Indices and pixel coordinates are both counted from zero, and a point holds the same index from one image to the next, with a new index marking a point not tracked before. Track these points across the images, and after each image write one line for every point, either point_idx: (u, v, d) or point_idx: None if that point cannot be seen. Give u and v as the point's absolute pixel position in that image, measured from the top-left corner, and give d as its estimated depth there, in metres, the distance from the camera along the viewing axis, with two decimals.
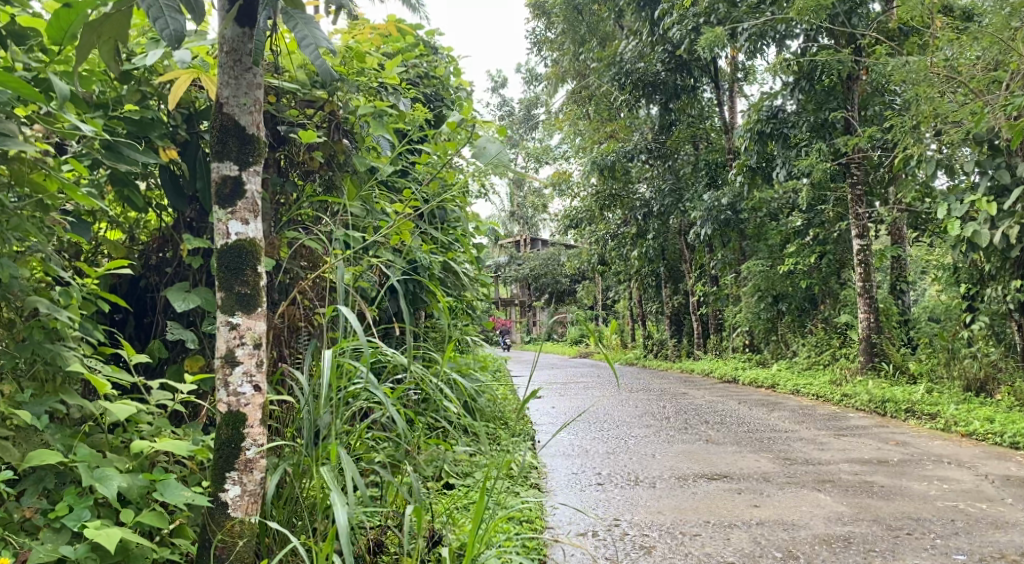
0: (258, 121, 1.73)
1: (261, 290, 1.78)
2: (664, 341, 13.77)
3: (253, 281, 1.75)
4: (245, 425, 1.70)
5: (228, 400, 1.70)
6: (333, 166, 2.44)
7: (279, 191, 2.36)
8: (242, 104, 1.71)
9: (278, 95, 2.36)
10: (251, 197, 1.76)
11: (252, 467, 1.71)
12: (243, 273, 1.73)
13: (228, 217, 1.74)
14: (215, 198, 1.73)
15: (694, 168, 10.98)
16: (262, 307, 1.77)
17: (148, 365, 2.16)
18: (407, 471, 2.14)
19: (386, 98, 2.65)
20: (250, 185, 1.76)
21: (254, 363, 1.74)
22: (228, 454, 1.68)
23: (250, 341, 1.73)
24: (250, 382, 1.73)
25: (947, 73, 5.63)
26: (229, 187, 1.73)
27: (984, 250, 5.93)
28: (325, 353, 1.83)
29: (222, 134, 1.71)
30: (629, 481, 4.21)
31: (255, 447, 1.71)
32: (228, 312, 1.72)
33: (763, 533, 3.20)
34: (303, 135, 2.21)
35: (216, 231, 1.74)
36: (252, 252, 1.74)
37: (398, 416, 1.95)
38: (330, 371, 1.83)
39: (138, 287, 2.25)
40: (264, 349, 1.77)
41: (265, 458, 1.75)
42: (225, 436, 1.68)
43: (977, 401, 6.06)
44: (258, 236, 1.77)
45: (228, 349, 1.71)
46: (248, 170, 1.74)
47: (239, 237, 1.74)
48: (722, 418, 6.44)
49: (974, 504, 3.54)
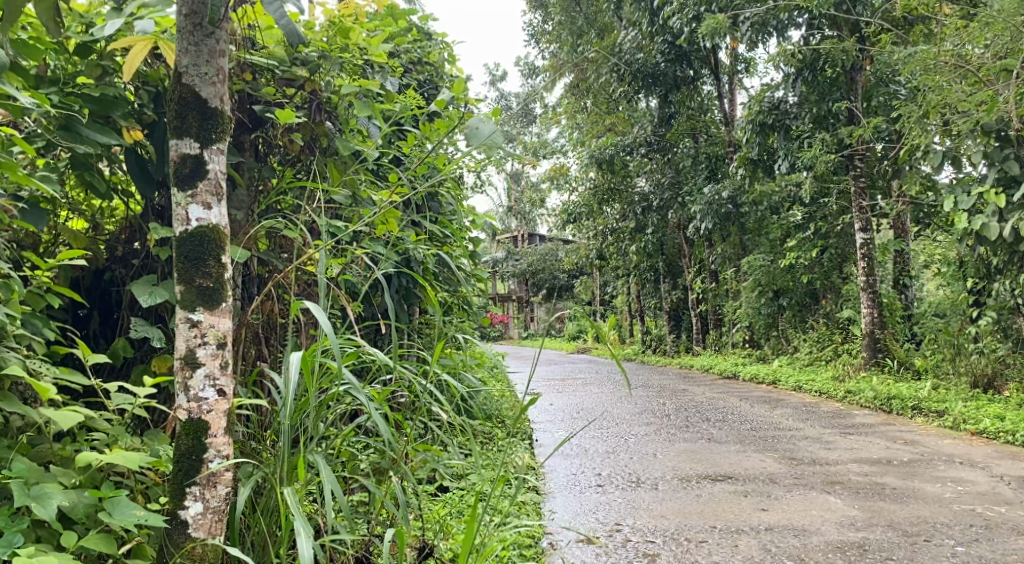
0: (221, 94, 1.59)
1: (226, 283, 1.62)
2: (663, 337, 13.62)
3: (216, 272, 1.60)
4: (208, 434, 1.55)
5: (189, 406, 1.55)
6: (315, 150, 2.28)
7: (256, 176, 2.19)
8: (203, 74, 1.57)
9: (253, 72, 2.19)
10: (214, 177, 1.62)
11: (215, 481, 1.56)
12: (204, 263, 1.58)
13: (189, 201, 1.59)
14: (174, 179, 1.59)
15: (694, 162, 10.81)
16: (227, 301, 1.62)
17: (112, 367, 1.98)
18: (394, 481, 1.97)
19: (372, 77, 2.47)
20: (213, 165, 1.62)
21: (218, 365, 1.58)
22: (188, 468, 1.53)
23: (213, 341, 1.58)
24: (213, 386, 1.57)
25: (955, 62, 5.44)
26: (188, 167, 1.59)
27: (993, 244, 5.78)
28: (292, 356, 1.66)
29: (180, 107, 1.57)
30: (629, 482, 4.06)
31: (219, 459, 1.56)
32: (188, 307, 1.56)
33: (772, 540, 3.05)
34: (280, 114, 2.04)
35: (175, 216, 1.59)
36: (216, 239, 1.60)
37: (380, 423, 1.78)
38: (296, 376, 1.65)
39: (103, 280, 2.09)
40: (228, 348, 1.61)
41: (231, 471, 1.60)
42: (184, 447, 1.53)
43: (985, 398, 5.91)
44: (223, 221, 1.63)
45: (189, 349, 1.56)
46: (210, 149, 1.60)
47: (201, 223, 1.59)
48: (724, 416, 6.29)
49: (993, 507, 3.39)
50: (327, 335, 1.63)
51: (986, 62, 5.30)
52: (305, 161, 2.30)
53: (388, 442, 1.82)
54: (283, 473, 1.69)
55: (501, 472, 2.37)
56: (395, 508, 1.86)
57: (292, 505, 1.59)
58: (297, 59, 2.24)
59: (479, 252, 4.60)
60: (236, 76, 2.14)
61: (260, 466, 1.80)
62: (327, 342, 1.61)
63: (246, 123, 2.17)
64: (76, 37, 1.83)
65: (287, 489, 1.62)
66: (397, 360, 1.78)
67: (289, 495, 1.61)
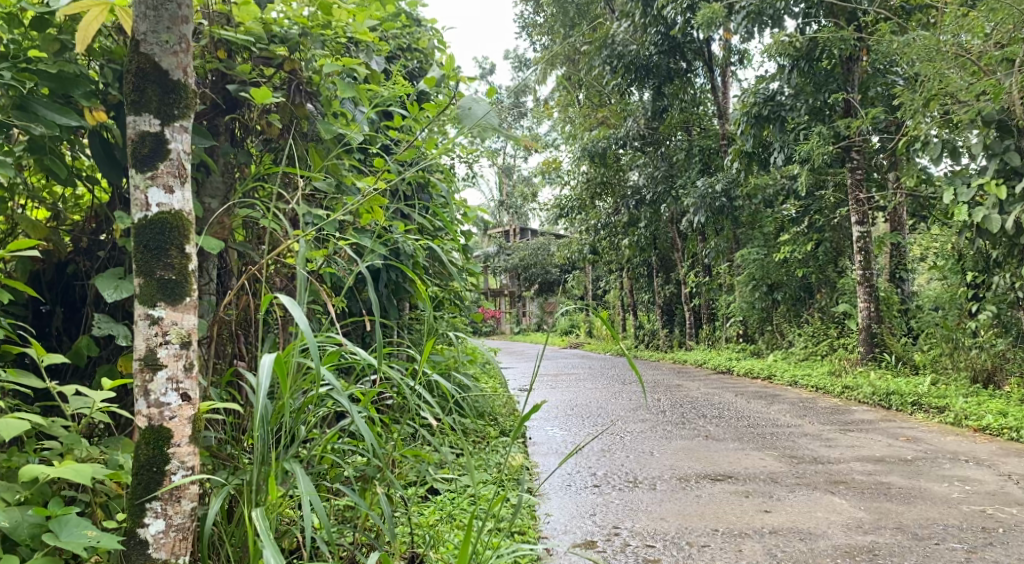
0: (184, 64, 1.50)
1: (190, 276, 1.51)
2: (656, 332, 13.51)
3: (179, 264, 1.49)
4: (170, 443, 1.44)
5: (148, 412, 1.43)
6: (295, 134, 2.14)
7: (232, 162, 2.06)
8: (163, 42, 1.48)
9: (230, 51, 2.04)
10: (176, 158, 1.51)
11: (180, 495, 1.46)
12: (166, 252, 1.47)
13: (148, 183, 1.49)
14: (132, 159, 1.48)
15: (687, 155, 10.67)
16: (193, 295, 1.50)
17: (76, 367, 1.84)
18: (378, 489, 1.84)
19: (356, 56, 2.31)
20: (175, 144, 1.51)
21: (181, 366, 1.47)
22: (148, 481, 1.41)
23: (175, 340, 1.46)
24: (176, 390, 1.46)
25: (955, 51, 5.30)
26: (148, 146, 1.48)
27: (993, 236, 5.67)
28: (264, 356, 1.52)
29: (139, 80, 1.47)
30: (627, 482, 3.93)
31: (182, 471, 1.45)
32: (147, 302, 1.45)
33: (778, 544, 2.92)
34: (256, 93, 1.90)
35: (134, 200, 1.48)
36: (181, 226, 1.50)
37: (364, 428, 1.64)
38: (268, 379, 1.51)
39: (66, 274, 1.94)
40: (194, 347, 1.50)
41: (196, 485, 1.49)
42: (144, 458, 1.41)
43: (986, 393, 5.80)
44: (187, 206, 1.52)
45: (148, 349, 1.44)
46: (172, 126, 1.50)
47: (161, 209, 1.48)
48: (720, 412, 6.17)
49: (1003, 508, 3.28)
50: (306, 333, 1.50)
51: (989, 50, 5.18)
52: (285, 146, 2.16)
53: (374, 448, 1.69)
54: (257, 486, 1.56)
55: (496, 487, 2.21)
56: (378, 518, 1.73)
57: (262, 525, 1.45)
58: (275, 36, 2.10)
59: (470, 246, 4.46)
60: (210, 53, 1.99)
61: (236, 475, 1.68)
62: (306, 340, 1.47)
63: (221, 104, 2.03)
64: (32, 8, 1.69)
65: (256, 508, 1.49)
66: (384, 360, 1.66)
67: (257, 515, 1.48)
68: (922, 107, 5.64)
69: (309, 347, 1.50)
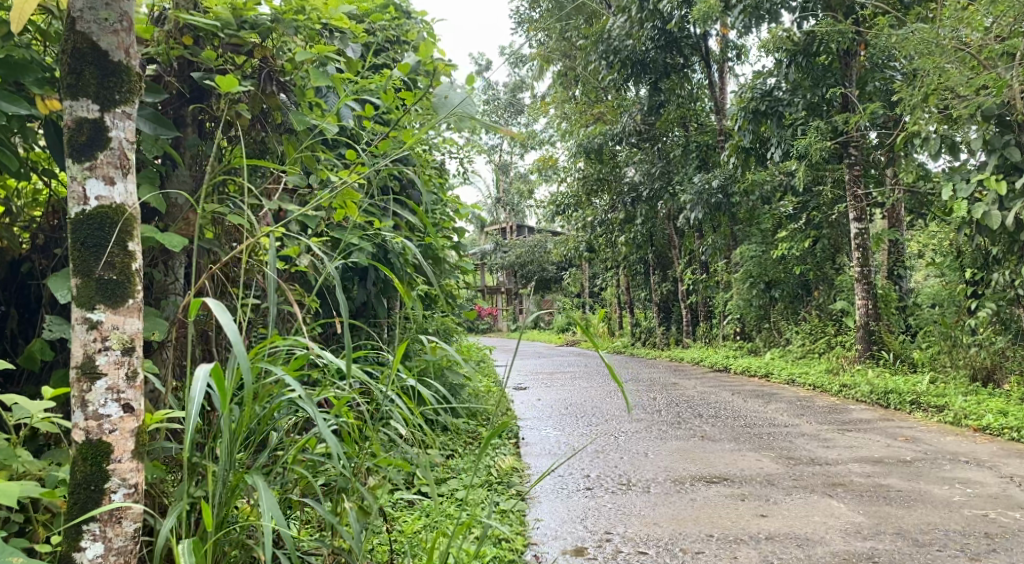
0: (126, 45, 1.44)
1: (134, 276, 1.45)
2: (652, 329, 13.39)
3: (121, 262, 1.43)
4: (110, 459, 1.38)
5: (86, 424, 1.37)
6: (267, 124, 2.05)
7: (200, 157, 1.95)
8: (102, 20, 1.42)
9: (196, 37, 1.94)
10: (117, 147, 1.45)
11: (120, 515, 1.40)
12: (106, 250, 1.41)
13: (85, 174, 1.42)
14: (69, 148, 1.41)
15: (684, 151, 10.54)
16: (136, 297, 1.44)
17: (30, 372, 1.74)
18: (349, 500, 1.75)
19: (331, 44, 2.20)
20: (115, 132, 1.45)
21: (122, 376, 1.41)
22: (85, 501, 1.36)
23: (116, 346, 1.41)
24: (117, 401, 1.40)
25: (954, 44, 5.20)
26: (86, 134, 1.42)
27: (993, 233, 5.58)
28: (200, 368, 1.44)
29: (75, 62, 1.41)
30: (620, 485, 3.83)
31: (123, 490, 1.40)
32: (85, 304, 1.39)
33: (774, 550, 2.83)
34: (222, 81, 1.79)
35: (71, 193, 1.41)
36: (122, 220, 1.43)
37: (329, 439, 1.55)
38: (201, 392, 1.44)
39: (20, 273, 1.84)
40: (136, 354, 1.44)
41: (139, 504, 1.44)
42: (81, 475, 1.36)
43: (985, 392, 5.71)
44: (130, 200, 1.46)
45: (86, 356, 1.38)
46: (112, 113, 1.43)
47: (101, 202, 1.42)
48: (717, 411, 6.08)
49: (1006, 513, 3.19)
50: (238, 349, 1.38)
51: (990, 43, 5.08)
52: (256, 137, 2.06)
53: (340, 459, 1.60)
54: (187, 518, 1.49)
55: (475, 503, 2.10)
56: (345, 533, 1.64)
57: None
58: (247, 22, 1.99)
59: (462, 244, 4.36)
60: (175, 39, 1.89)
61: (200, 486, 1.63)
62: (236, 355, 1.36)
63: (185, 93, 1.92)
64: None
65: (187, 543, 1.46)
66: (350, 367, 1.55)
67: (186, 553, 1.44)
68: (921, 102, 5.54)
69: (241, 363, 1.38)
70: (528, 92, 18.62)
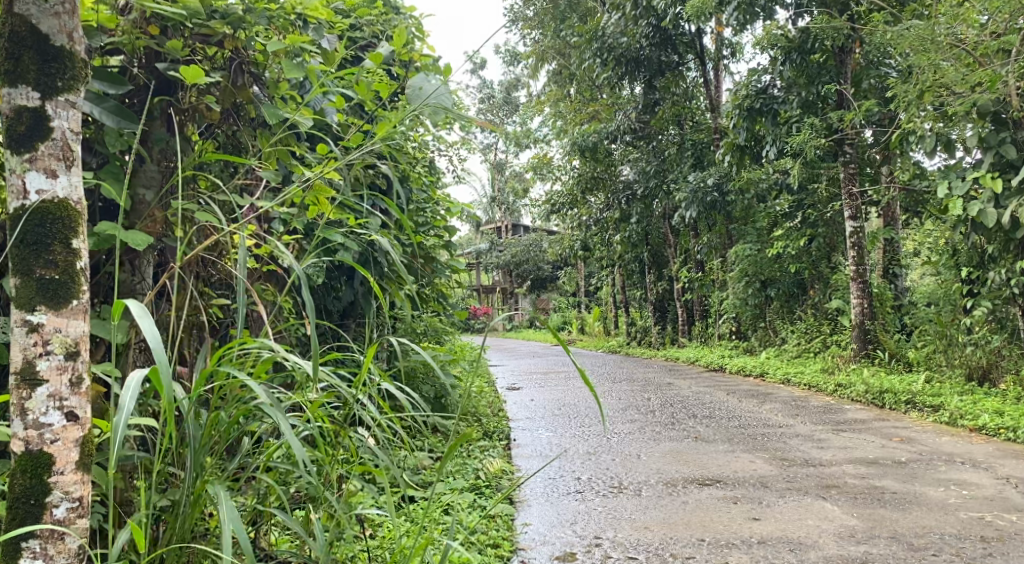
0: (66, 28, 1.38)
1: (79, 275, 1.40)
2: (648, 328, 13.34)
3: (63, 260, 1.37)
4: (51, 471, 1.33)
5: (25, 435, 1.32)
6: (237, 117, 1.99)
7: (168, 153, 1.87)
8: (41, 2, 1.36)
9: (164, 27, 1.86)
10: (60, 138, 1.39)
11: (63, 530, 1.35)
12: (48, 248, 1.36)
13: (26, 167, 1.36)
14: (8, 138, 1.35)
15: (679, 149, 10.45)
16: (82, 297, 1.39)
17: None
18: (318, 509, 1.70)
19: (306, 34, 2.12)
20: (57, 122, 1.39)
21: (65, 382, 1.35)
22: (26, 515, 1.31)
23: (59, 350, 1.35)
24: (59, 409, 1.35)
25: (949, 40, 5.14)
26: (26, 123, 1.36)
27: (988, 230, 5.53)
28: (132, 375, 1.34)
29: (12, 47, 1.35)
30: (611, 487, 3.76)
31: (66, 503, 1.35)
32: (25, 306, 1.33)
33: (766, 555, 2.76)
34: (189, 72, 1.73)
35: (10, 187, 1.36)
36: (67, 214, 1.38)
37: (295, 447, 1.48)
38: (132, 400, 1.33)
39: None
40: (81, 359, 1.38)
41: (85, 518, 1.38)
42: (21, 489, 1.30)
43: (980, 391, 5.64)
44: (74, 193, 1.40)
45: (26, 361, 1.32)
46: (53, 101, 1.38)
47: (41, 196, 1.36)
48: (711, 411, 6.01)
49: (1002, 515, 3.13)
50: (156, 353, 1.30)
51: (986, 40, 5.01)
52: (228, 129, 2.00)
53: (307, 467, 1.55)
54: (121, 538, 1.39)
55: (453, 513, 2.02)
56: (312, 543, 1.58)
57: None
58: (217, 11, 1.89)
59: (451, 242, 4.29)
60: (140, 28, 1.81)
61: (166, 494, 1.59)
62: (156, 359, 1.29)
63: (150, 85, 1.84)
64: None
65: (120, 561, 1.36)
66: (317, 371, 1.49)
67: None
68: (917, 100, 5.48)
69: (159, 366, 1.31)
70: (523, 90, 18.53)
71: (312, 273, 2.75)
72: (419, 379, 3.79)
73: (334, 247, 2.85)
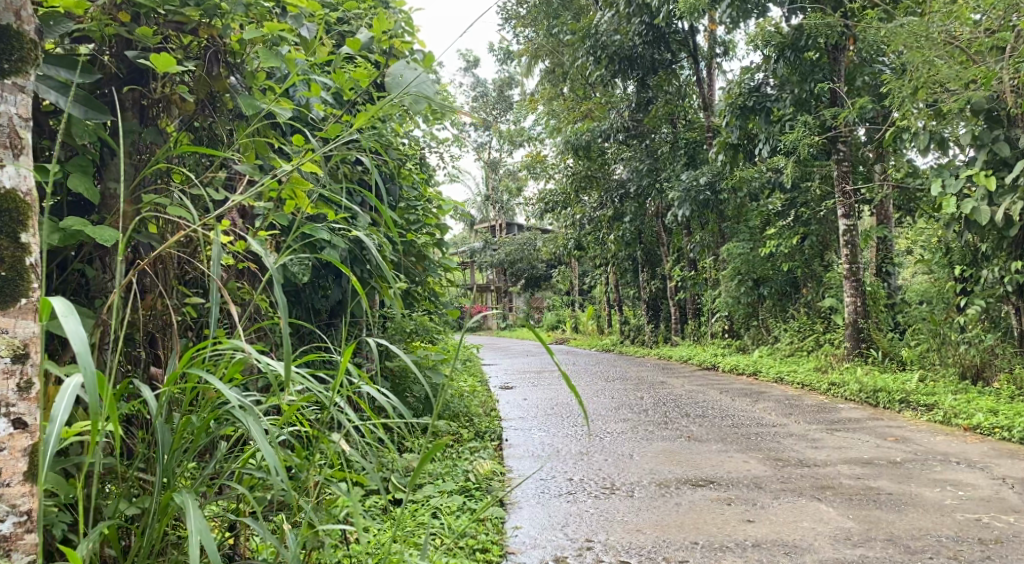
0: (16, 7, 1.37)
1: (28, 273, 1.36)
2: (641, 327, 13.31)
3: (10, 255, 1.34)
4: None
5: None
6: (212, 109, 1.92)
7: (140, 144, 1.80)
8: None
9: (136, 15, 1.79)
10: (7, 124, 1.36)
11: (9, 548, 1.27)
12: None
13: None
14: None
15: (672, 148, 10.28)
16: (31, 296, 1.36)
17: None
18: (294, 518, 1.64)
19: (284, 22, 2.06)
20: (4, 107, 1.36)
21: (12, 386, 1.30)
22: None
23: (5, 353, 1.30)
24: (6, 417, 1.29)
25: (942, 37, 5.10)
26: None
27: (982, 228, 5.48)
28: (68, 381, 1.26)
29: None
30: (603, 488, 3.70)
31: (12, 518, 1.28)
32: None
33: (760, 559, 2.71)
34: (158, 60, 1.66)
35: None
36: (16, 206, 1.35)
37: (267, 453, 1.42)
38: (68, 408, 1.24)
39: None
40: (30, 362, 1.34)
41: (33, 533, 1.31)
42: None
43: (974, 389, 5.59)
44: (23, 183, 1.37)
45: None
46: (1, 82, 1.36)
47: None
48: (704, 410, 5.96)
49: (999, 517, 3.08)
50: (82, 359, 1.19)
51: (980, 36, 4.98)
52: (204, 122, 1.94)
53: (280, 474, 1.48)
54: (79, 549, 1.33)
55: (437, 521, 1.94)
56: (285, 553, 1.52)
57: None
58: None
59: (442, 240, 4.23)
60: (110, 15, 1.73)
61: (136, 500, 1.54)
62: (81, 363, 1.18)
63: (120, 73, 1.77)
64: None
65: None
66: (290, 373, 1.43)
67: None
68: (910, 97, 5.45)
69: (86, 373, 1.20)
70: (516, 89, 18.49)
71: (298, 270, 2.68)
72: (411, 379, 3.74)
73: (319, 244, 2.78)
